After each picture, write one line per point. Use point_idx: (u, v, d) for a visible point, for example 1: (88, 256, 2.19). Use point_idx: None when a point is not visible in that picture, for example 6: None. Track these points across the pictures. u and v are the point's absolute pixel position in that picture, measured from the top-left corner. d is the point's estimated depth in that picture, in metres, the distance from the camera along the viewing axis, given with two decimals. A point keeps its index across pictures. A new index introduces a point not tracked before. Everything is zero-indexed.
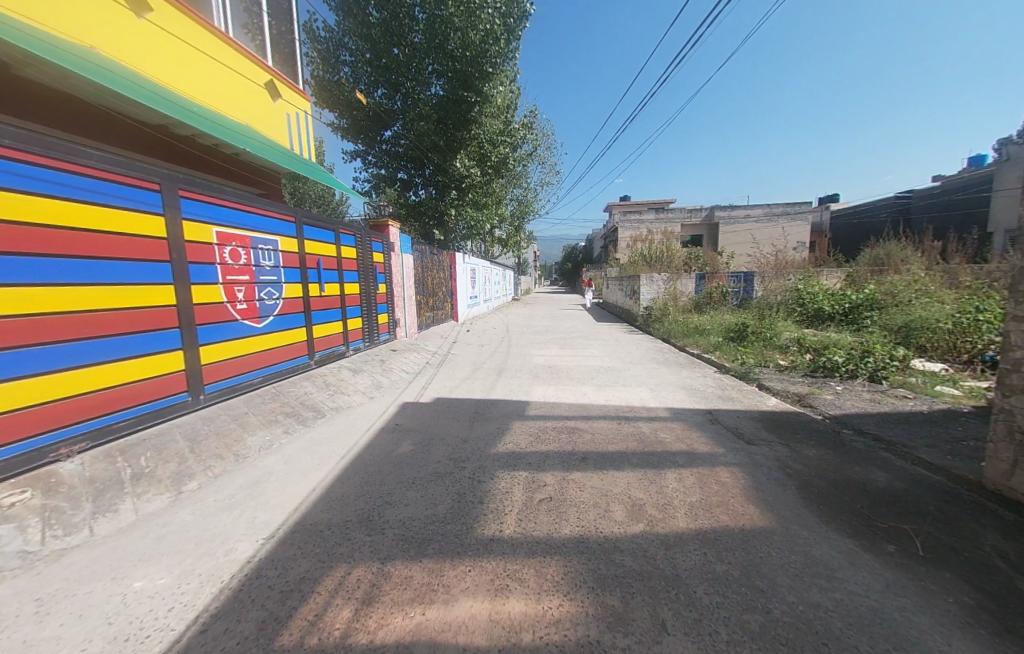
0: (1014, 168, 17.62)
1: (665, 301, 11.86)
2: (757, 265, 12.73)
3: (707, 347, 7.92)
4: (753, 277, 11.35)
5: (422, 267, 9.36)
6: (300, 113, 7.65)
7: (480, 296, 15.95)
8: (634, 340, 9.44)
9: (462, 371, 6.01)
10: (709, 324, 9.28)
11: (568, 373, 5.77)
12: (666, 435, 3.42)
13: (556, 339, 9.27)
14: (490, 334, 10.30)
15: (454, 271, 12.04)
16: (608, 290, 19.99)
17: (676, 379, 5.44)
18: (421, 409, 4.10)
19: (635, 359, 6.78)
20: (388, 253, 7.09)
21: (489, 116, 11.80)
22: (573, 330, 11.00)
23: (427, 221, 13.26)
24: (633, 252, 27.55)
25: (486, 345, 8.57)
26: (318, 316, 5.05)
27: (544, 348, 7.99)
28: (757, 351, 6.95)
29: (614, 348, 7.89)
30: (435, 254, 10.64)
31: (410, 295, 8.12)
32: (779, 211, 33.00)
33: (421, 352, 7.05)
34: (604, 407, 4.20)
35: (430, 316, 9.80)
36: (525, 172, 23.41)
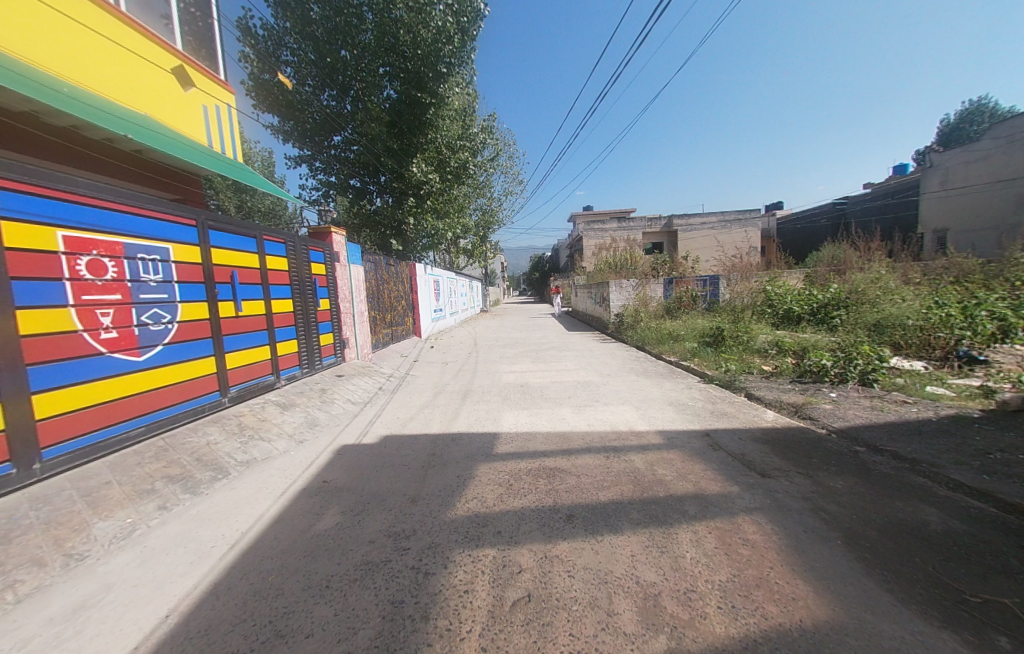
0: (933, 176, 19.41)
1: (635, 308, 11.58)
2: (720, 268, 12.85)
3: (684, 355, 7.55)
4: (718, 280, 11.23)
5: (377, 279, 8.47)
6: (222, 106, 6.61)
7: (446, 309, 15.09)
8: (608, 350, 8.95)
9: (421, 396, 5.19)
10: (682, 329, 8.99)
11: (542, 392, 5.11)
12: (664, 470, 2.81)
13: (527, 352, 8.63)
14: (457, 350, 9.50)
15: (415, 283, 11.16)
16: (577, 298, 19.76)
17: (661, 393, 4.91)
18: (363, 455, 3.27)
19: (613, 372, 6.24)
20: (329, 263, 6.15)
21: (447, 119, 11.16)
22: (544, 342, 10.42)
23: (384, 231, 12.27)
24: (599, 260, 27.74)
25: (451, 362, 7.77)
26: (231, 342, 4.02)
27: (514, 363, 7.32)
28: (736, 356, 6.64)
29: (589, 360, 7.33)
30: (393, 265, 9.75)
31: (361, 311, 7.18)
32: (732, 218, 34.82)
33: (375, 376, 6.13)
34: (587, 435, 3.54)
35: (387, 333, 8.85)
36: (488, 182, 22.99)
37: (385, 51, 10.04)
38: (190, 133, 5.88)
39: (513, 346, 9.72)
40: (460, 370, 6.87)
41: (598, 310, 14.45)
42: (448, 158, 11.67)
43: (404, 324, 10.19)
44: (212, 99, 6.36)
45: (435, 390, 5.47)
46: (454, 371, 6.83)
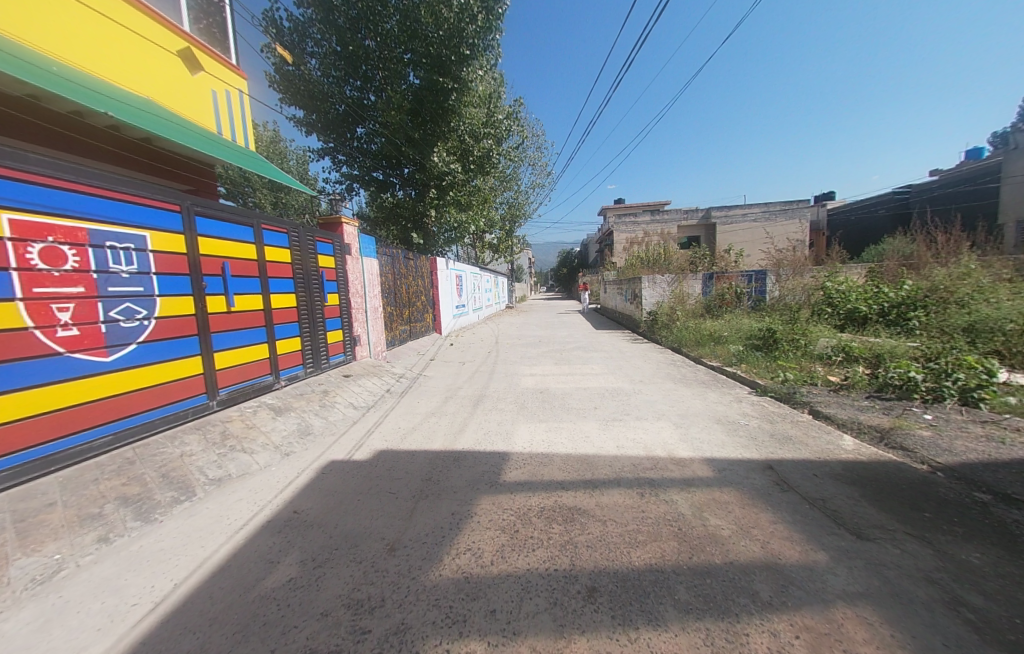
0: (1023, 156, 16.87)
1: (670, 306, 10.63)
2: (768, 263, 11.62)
3: (730, 360, 6.66)
4: (765, 274, 10.29)
5: (394, 273, 8.12)
6: (233, 92, 6.40)
7: (469, 305, 14.70)
8: (640, 351, 8.17)
9: (429, 401, 4.72)
10: (725, 330, 8.05)
11: (565, 400, 4.51)
12: (718, 520, 2.15)
13: (550, 353, 8.01)
14: (477, 349, 9.03)
15: (436, 278, 10.79)
16: (606, 295, 18.82)
17: (705, 407, 4.17)
18: (348, 475, 2.81)
19: (647, 378, 5.52)
20: (339, 256, 5.80)
21: (469, 105, 10.60)
22: (570, 341, 9.74)
23: (405, 224, 11.95)
24: (630, 255, 26.46)
25: (470, 362, 7.29)
26: (221, 339, 3.71)
27: (535, 365, 6.73)
28: (793, 363, 5.70)
29: (619, 364, 6.61)
30: (412, 259, 9.40)
31: (375, 306, 6.82)
32: (776, 209, 32.29)
33: (385, 376, 5.73)
34: (615, 460, 2.92)
35: (405, 330, 8.51)
36: (515, 174, 22.32)
37: (407, 34, 9.56)
38: (200, 120, 5.70)
39: (535, 346, 9.13)
40: (476, 372, 6.37)
41: (629, 308, 13.55)
42: (471, 147, 11.12)
43: (424, 320, 9.83)
44: (222, 83, 6.16)
45: (445, 394, 4.99)
46: (470, 372, 6.35)
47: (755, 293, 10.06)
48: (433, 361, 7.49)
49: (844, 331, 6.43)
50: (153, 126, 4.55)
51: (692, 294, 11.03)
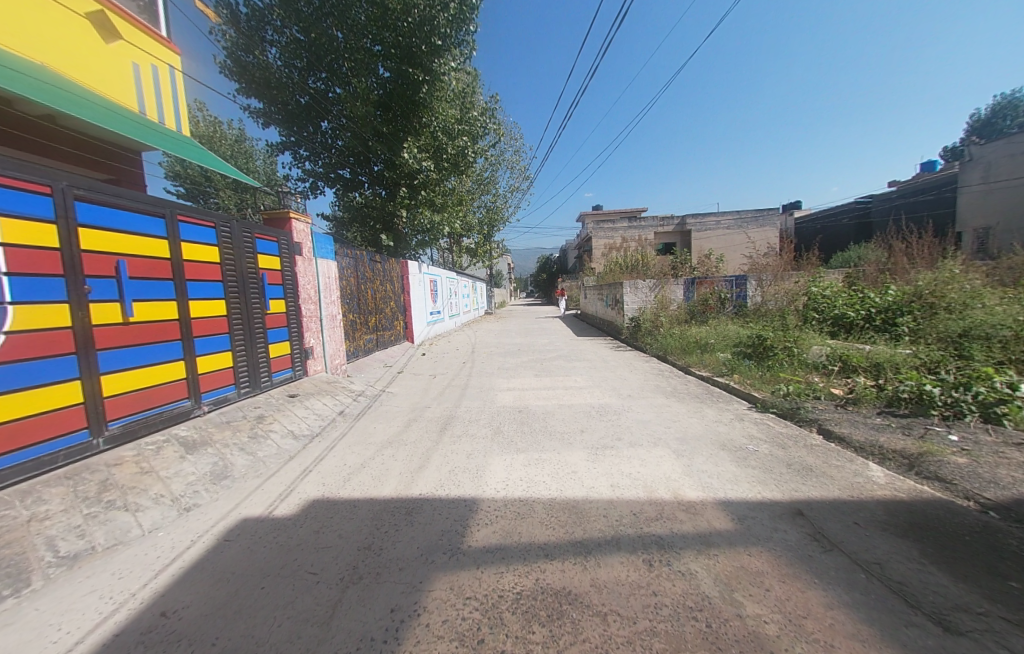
0: (975, 169, 17.78)
1: (653, 311, 10.24)
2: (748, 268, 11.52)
3: (721, 370, 6.24)
4: (745, 280, 10.02)
5: (357, 277, 7.35)
6: (159, 67, 5.54)
7: (445, 311, 13.97)
8: (625, 361, 7.67)
9: (388, 425, 4.01)
10: (712, 337, 7.69)
11: (547, 422, 3.89)
12: (758, 610, 1.54)
13: (530, 363, 7.41)
14: (451, 359, 8.35)
15: (407, 283, 10.04)
16: (586, 300, 18.47)
17: (706, 428, 3.64)
18: (260, 541, 2.08)
19: (636, 392, 4.99)
20: (284, 257, 5.03)
21: (442, 99, 9.99)
22: (550, 349, 9.16)
23: (374, 225, 11.12)
24: (608, 260, 26.41)
25: (442, 374, 6.62)
26: (112, 360, 2.90)
27: (513, 378, 6.10)
28: (789, 373, 5.32)
29: (604, 376, 6.07)
30: (380, 262, 8.64)
31: (332, 314, 6.05)
32: (749, 217, 33.22)
33: (341, 395, 4.97)
34: (611, 507, 2.33)
35: (369, 339, 7.72)
36: (492, 177, 21.82)
37: (374, 22, 8.91)
38: (116, 97, 4.85)
39: (513, 355, 8.52)
40: (447, 386, 5.70)
41: (609, 314, 13.17)
42: (444, 144, 10.50)
43: (393, 328, 9.05)
44: (146, 56, 5.32)
45: (408, 416, 4.29)
46: (440, 387, 5.66)
47: (738, 298, 9.79)
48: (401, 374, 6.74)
49: (834, 339, 6.16)
50: (50, 98, 3.72)
51: (675, 299, 10.73)
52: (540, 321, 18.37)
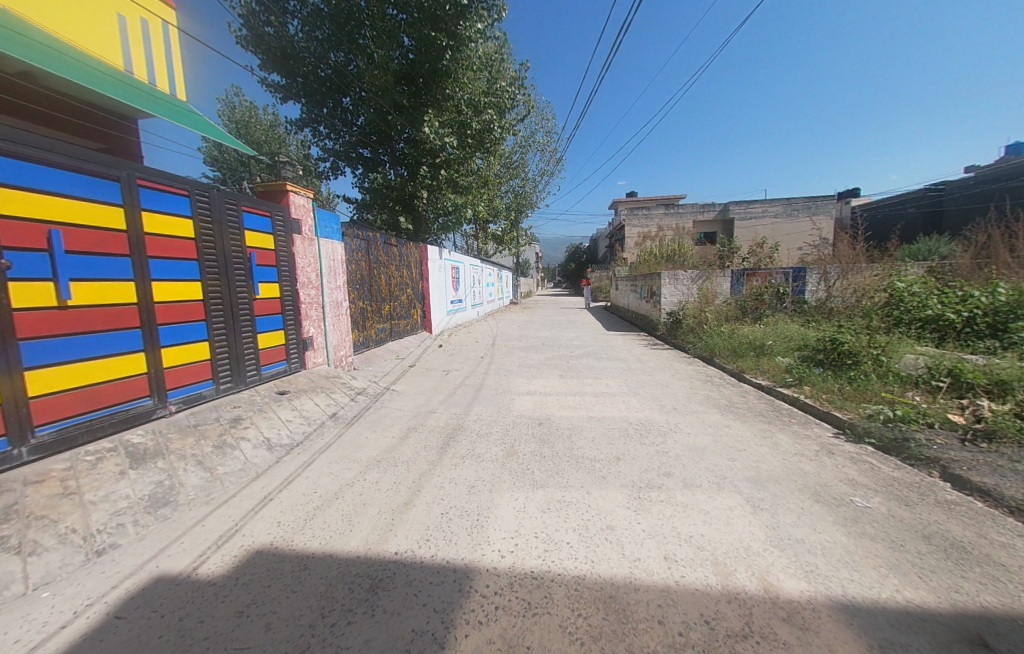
0: None
1: (696, 306, 9.10)
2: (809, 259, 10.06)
3: (781, 379, 5.16)
4: (804, 272, 8.77)
5: (369, 261, 6.75)
6: (148, 19, 5.08)
7: (467, 300, 13.33)
8: (665, 361, 6.73)
9: (381, 435, 3.37)
10: (769, 337, 6.59)
11: (574, 442, 3.14)
12: None
13: (555, 362, 6.62)
14: (469, 352, 7.68)
15: (426, 269, 9.44)
16: (617, 292, 17.32)
17: (784, 465, 2.76)
18: (152, 626, 1.46)
19: (684, 406, 4.11)
20: (279, 235, 4.43)
21: (466, 67, 9.07)
22: (578, 345, 8.33)
23: (393, 208, 10.53)
24: (642, 251, 24.87)
25: (456, 370, 5.95)
26: (44, 352, 2.40)
27: (535, 379, 5.35)
28: (879, 388, 4.22)
29: (642, 381, 5.21)
30: (396, 246, 8.04)
31: (338, 301, 5.46)
32: (800, 205, 30.35)
33: (338, 392, 4.38)
34: (665, 600, 1.55)
35: (382, 329, 7.18)
36: (522, 160, 20.78)
37: None
38: (101, 52, 4.41)
39: (537, 350, 7.75)
40: (459, 386, 5.02)
41: (645, 308, 12.06)
42: (468, 119, 9.63)
43: (409, 317, 8.48)
44: (134, 7, 4.87)
45: (407, 424, 3.65)
46: (451, 386, 5.00)
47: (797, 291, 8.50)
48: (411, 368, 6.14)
49: (934, 346, 4.94)
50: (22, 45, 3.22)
51: (720, 293, 9.56)
52: (567, 313, 17.43)
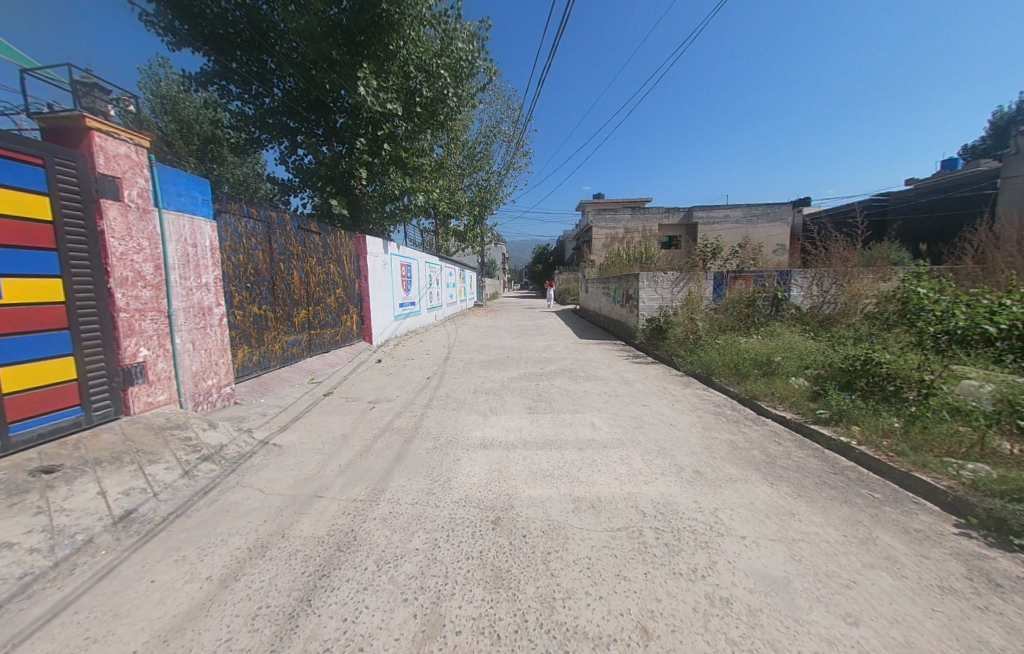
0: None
1: (680, 312, 8.01)
2: (792, 260, 9.39)
3: (808, 412, 4.02)
4: (788, 275, 8.16)
5: (271, 252, 5.00)
6: None
7: (422, 303, 11.63)
8: (656, 381, 5.46)
9: (185, 578, 1.72)
10: (774, 351, 5.56)
11: (555, 580, 1.66)
12: None
13: (522, 384, 5.19)
14: (413, 370, 6.06)
15: (366, 266, 7.70)
16: (587, 295, 16.24)
17: (943, 635, 1.39)
18: None
19: (709, 468, 2.79)
20: (63, 197, 2.64)
21: (416, 21, 7.39)
22: (549, 359, 6.95)
23: (326, 190, 8.60)
24: (610, 252, 24.17)
25: (386, 402, 4.36)
26: None
27: (493, 416, 3.87)
28: (952, 431, 3.16)
29: (637, 417, 3.85)
30: (320, 232, 6.30)
31: (203, 306, 3.73)
32: (759, 211, 31.10)
33: (163, 461, 2.63)
34: None
35: (293, 342, 5.44)
36: (487, 152, 19.30)
37: None
38: None
39: (499, 367, 6.30)
40: (381, 433, 3.43)
41: (620, 313, 10.94)
42: (417, 87, 7.99)
43: (339, 326, 6.76)
44: None
45: (257, 535, 2.03)
46: (368, 435, 3.39)
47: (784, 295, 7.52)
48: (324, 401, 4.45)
49: (986, 368, 4.04)
50: None
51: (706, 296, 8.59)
52: (535, 317, 16.13)
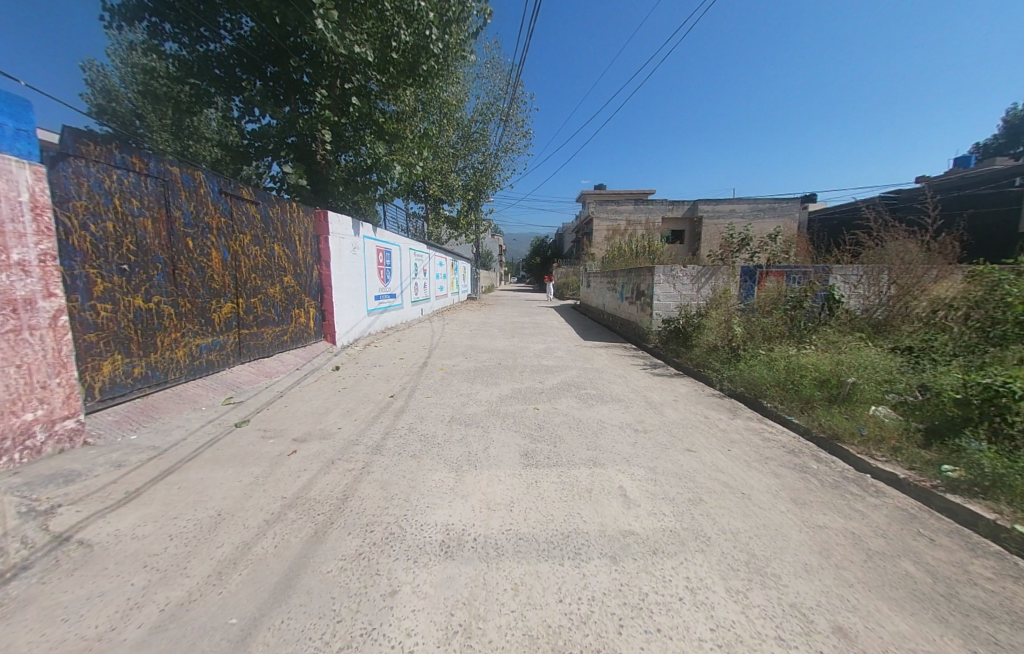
0: None
1: (705, 311, 6.71)
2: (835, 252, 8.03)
3: (930, 471, 2.75)
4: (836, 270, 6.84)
5: (170, 223, 3.61)
6: None
7: (404, 296, 10.22)
8: (690, 405, 4.16)
9: None
10: (844, 369, 4.26)
11: None
12: None
13: (515, 409, 3.87)
14: (375, 383, 4.69)
15: (326, 249, 6.27)
16: (589, 291, 14.89)
17: None
18: None
19: (863, 621, 1.48)
20: None
21: None
22: (550, 368, 5.64)
23: (282, 157, 7.12)
24: (612, 244, 22.83)
25: (318, 443, 3.00)
26: None
27: (470, 472, 2.55)
28: None
29: (688, 478, 2.56)
30: (261, 203, 4.88)
31: (12, 295, 2.36)
32: (766, 206, 29.81)
33: None
34: None
35: (210, 346, 4.08)
36: (483, 131, 17.72)
37: None
38: None
39: (487, 379, 4.97)
40: (282, 514, 2.08)
41: (629, 311, 9.66)
42: (395, 30, 6.35)
43: (287, 324, 5.40)
44: None
45: None
46: (257, 519, 2.03)
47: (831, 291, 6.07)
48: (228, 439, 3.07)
49: None
50: None
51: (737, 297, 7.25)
52: (532, 313, 14.79)
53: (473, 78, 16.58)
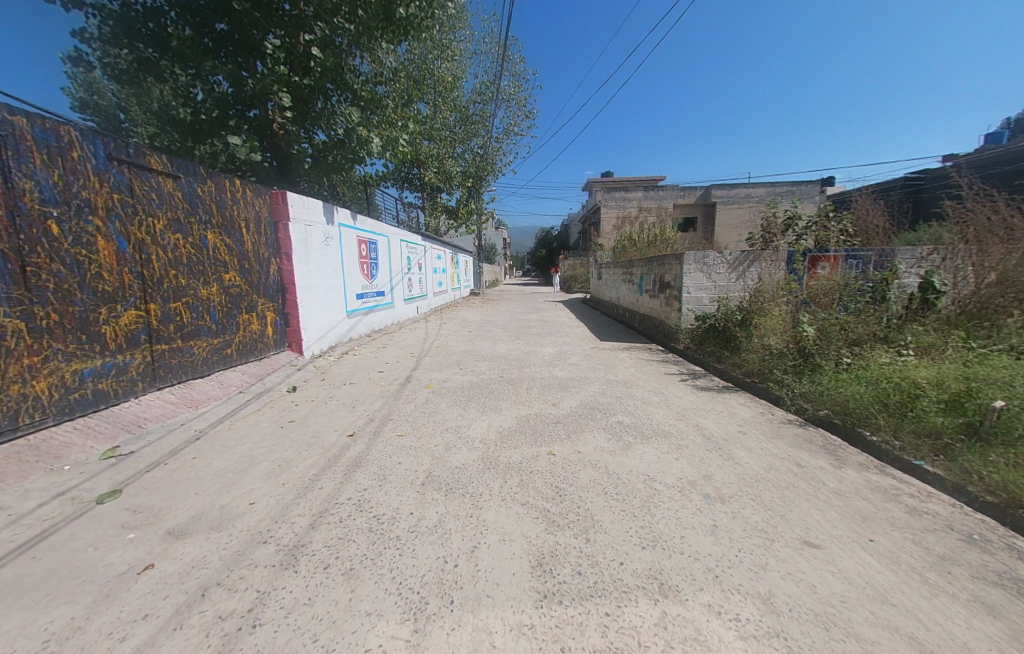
0: None
1: (753, 307, 5.45)
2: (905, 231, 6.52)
3: None
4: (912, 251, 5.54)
5: (12, 200, 2.49)
6: None
7: (394, 294, 9.03)
8: (768, 442, 2.96)
9: None
10: (979, 385, 3.02)
11: None
12: None
13: (522, 453, 2.71)
14: (335, 412, 3.52)
15: (287, 238, 5.09)
16: (600, 284, 13.59)
17: None
18: None
19: None
20: None
21: None
22: (565, 383, 4.47)
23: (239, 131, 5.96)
24: (622, 233, 21.39)
25: (203, 542, 1.85)
26: None
27: (440, 622, 1.36)
28: None
29: (846, 624, 1.36)
30: (183, 179, 3.74)
31: None
32: (783, 190, 28.04)
33: None
34: None
35: (100, 370, 2.97)
36: (482, 113, 16.35)
37: None
38: None
39: (484, 401, 3.81)
40: None
41: (651, 305, 8.41)
42: None
43: (231, 333, 4.26)
44: None
45: None
46: None
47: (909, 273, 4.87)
48: (67, 532, 1.94)
49: None
50: None
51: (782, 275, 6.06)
52: (538, 309, 13.55)
53: (471, 53, 15.19)
